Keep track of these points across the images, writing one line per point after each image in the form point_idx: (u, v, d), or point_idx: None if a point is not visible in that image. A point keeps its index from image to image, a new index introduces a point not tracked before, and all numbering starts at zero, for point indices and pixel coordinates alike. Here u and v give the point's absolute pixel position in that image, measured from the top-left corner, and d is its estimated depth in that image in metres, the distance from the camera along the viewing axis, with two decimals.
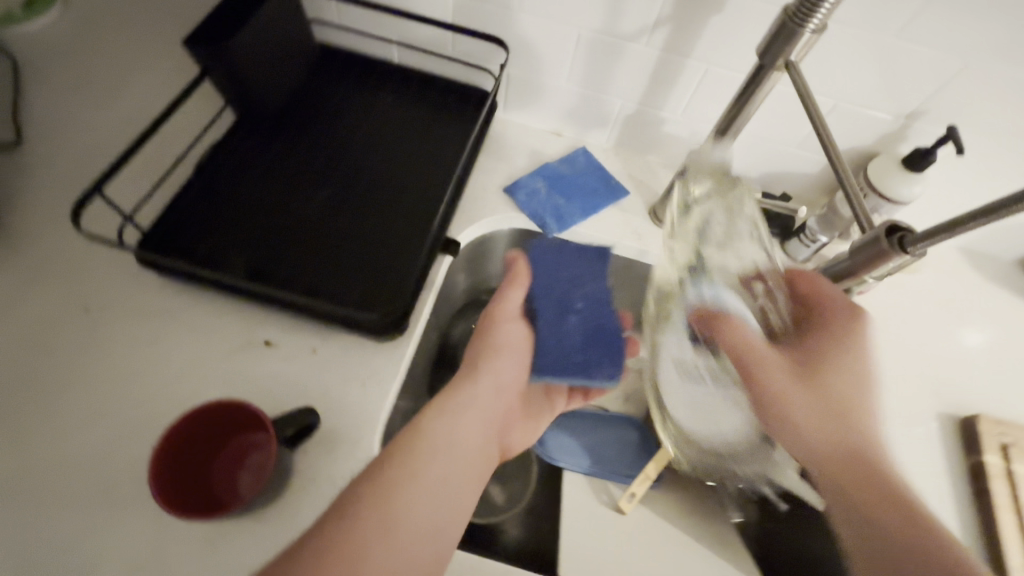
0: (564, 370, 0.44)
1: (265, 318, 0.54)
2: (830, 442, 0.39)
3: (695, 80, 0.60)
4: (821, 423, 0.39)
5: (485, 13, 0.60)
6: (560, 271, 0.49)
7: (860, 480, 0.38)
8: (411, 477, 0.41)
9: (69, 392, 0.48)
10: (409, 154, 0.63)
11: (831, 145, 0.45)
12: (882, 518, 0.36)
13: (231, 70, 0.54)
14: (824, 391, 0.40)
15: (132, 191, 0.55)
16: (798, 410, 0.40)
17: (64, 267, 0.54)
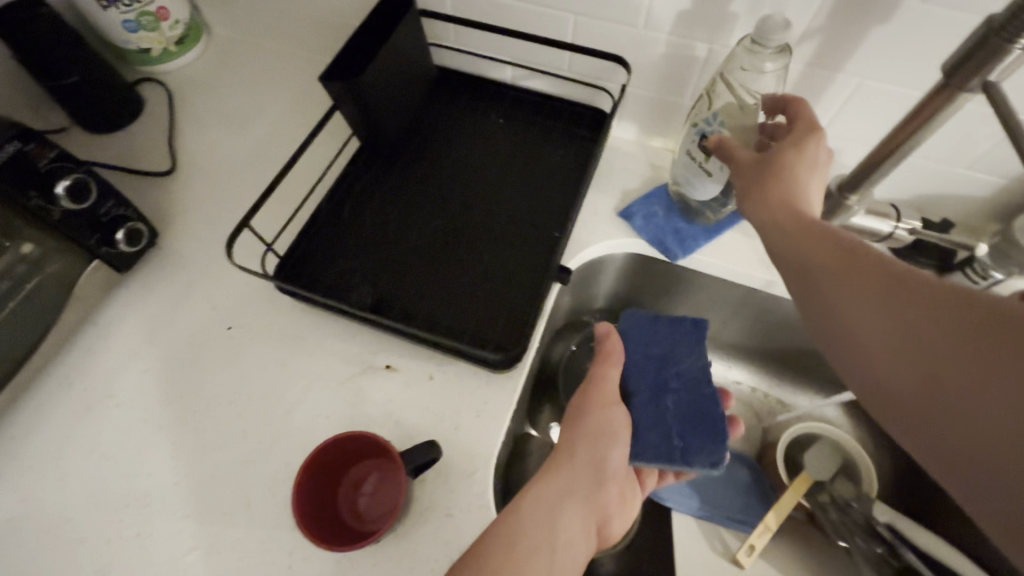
0: (663, 450, 0.51)
1: (385, 344, 0.55)
2: (777, 212, 0.42)
3: (845, 96, 0.53)
4: (780, 204, 0.42)
5: (610, 35, 0.58)
6: (651, 349, 0.58)
7: (816, 250, 0.38)
8: (519, 527, 0.44)
9: (220, 407, 0.53)
10: (521, 180, 0.62)
11: None
12: (838, 296, 0.36)
13: (361, 104, 0.55)
14: (783, 175, 0.43)
15: (271, 220, 0.59)
16: (767, 199, 0.43)
17: (213, 288, 0.59)
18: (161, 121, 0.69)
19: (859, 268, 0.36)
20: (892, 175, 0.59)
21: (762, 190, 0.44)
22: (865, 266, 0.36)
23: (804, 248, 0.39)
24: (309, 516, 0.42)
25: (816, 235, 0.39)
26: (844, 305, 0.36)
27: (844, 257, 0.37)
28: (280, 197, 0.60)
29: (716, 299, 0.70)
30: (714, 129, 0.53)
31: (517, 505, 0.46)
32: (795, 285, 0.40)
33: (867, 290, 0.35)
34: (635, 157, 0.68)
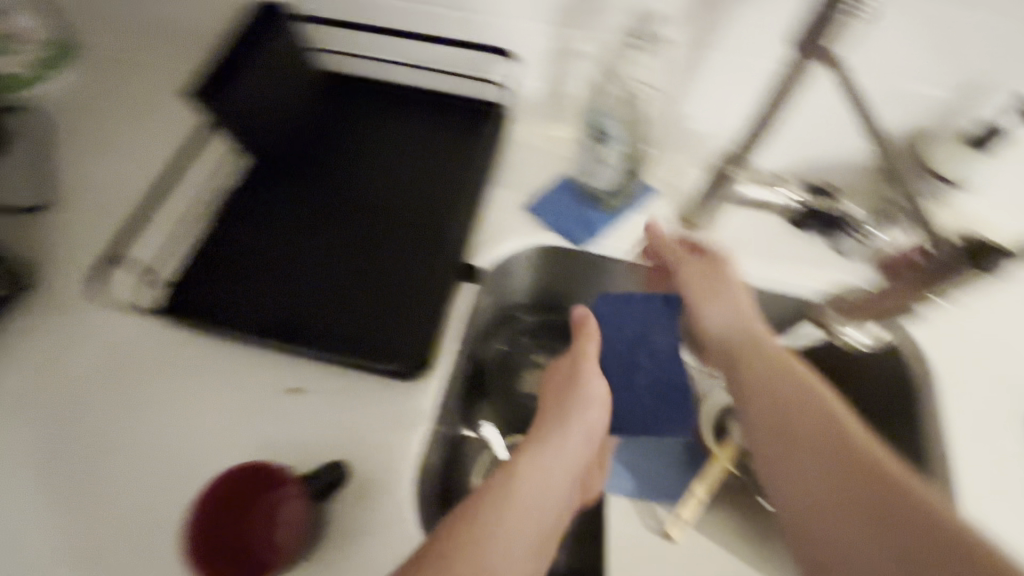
0: (638, 433, 0.49)
1: (290, 366, 0.53)
2: (735, 368, 0.47)
3: (722, 72, 0.55)
4: (712, 334, 0.51)
5: (498, 29, 0.58)
6: (624, 330, 0.53)
7: (782, 393, 0.42)
8: (505, 521, 0.42)
9: (109, 459, 0.48)
10: (422, 183, 0.61)
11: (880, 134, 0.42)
12: (804, 449, 0.39)
13: (238, 118, 0.53)
14: (747, 351, 0.47)
15: (148, 248, 0.55)
16: (699, 319, 0.52)
17: (94, 329, 0.54)
18: (26, 150, 0.64)
19: (848, 458, 0.37)
20: (772, 143, 0.60)
21: (738, 369, 0.46)
22: (862, 466, 0.37)
23: (781, 396, 0.42)
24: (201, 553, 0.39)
25: (804, 411, 0.41)
26: (825, 500, 0.37)
27: (834, 443, 0.38)
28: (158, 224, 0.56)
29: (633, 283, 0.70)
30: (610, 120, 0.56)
31: (504, 494, 0.44)
32: (769, 452, 0.41)
33: (854, 484, 0.36)
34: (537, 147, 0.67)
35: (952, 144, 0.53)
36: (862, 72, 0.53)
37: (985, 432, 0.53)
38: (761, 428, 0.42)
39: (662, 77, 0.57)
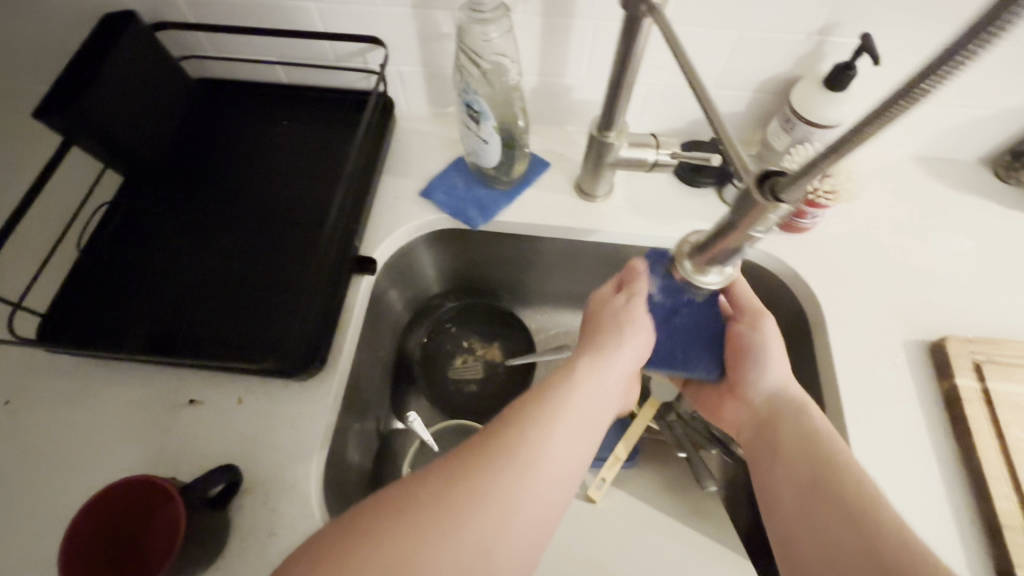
0: (672, 359, 0.48)
1: (184, 379, 0.53)
2: (762, 411, 0.50)
3: (588, 39, 0.57)
4: (756, 390, 0.51)
5: (357, 18, 0.57)
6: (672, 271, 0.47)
7: (802, 472, 0.44)
8: (531, 451, 0.36)
9: (11, 493, 0.48)
10: (306, 180, 0.60)
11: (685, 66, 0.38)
12: (809, 509, 0.42)
13: (93, 132, 0.51)
14: (784, 411, 0.49)
15: (16, 278, 0.55)
16: (750, 376, 0.52)
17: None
18: None
19: (818, 480, 0.42)
20: (640, 105, 0.63)
21: (769, 422, 0.49)
22: (823, 482, 0.42)
23: (792, 447, 0.46)
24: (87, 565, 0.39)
25: (795, 443, 0.46)
26: (795, 501, 0.43)
27: (807, 469, 0.44)
28: (17, 254, 0.56)
29: (545, 260, 0.71)
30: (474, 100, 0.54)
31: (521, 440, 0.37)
32: (756, 467, 0.48)
33: (814, 495, 0.42)
34: (432, 132, 0.68)
35: (812, 86, 0.56)
36: (708, 34, 0.55)
37: (868, 356, 0.55)
38: (768, 454, 0.48)
39: (534, 49, 0.58)
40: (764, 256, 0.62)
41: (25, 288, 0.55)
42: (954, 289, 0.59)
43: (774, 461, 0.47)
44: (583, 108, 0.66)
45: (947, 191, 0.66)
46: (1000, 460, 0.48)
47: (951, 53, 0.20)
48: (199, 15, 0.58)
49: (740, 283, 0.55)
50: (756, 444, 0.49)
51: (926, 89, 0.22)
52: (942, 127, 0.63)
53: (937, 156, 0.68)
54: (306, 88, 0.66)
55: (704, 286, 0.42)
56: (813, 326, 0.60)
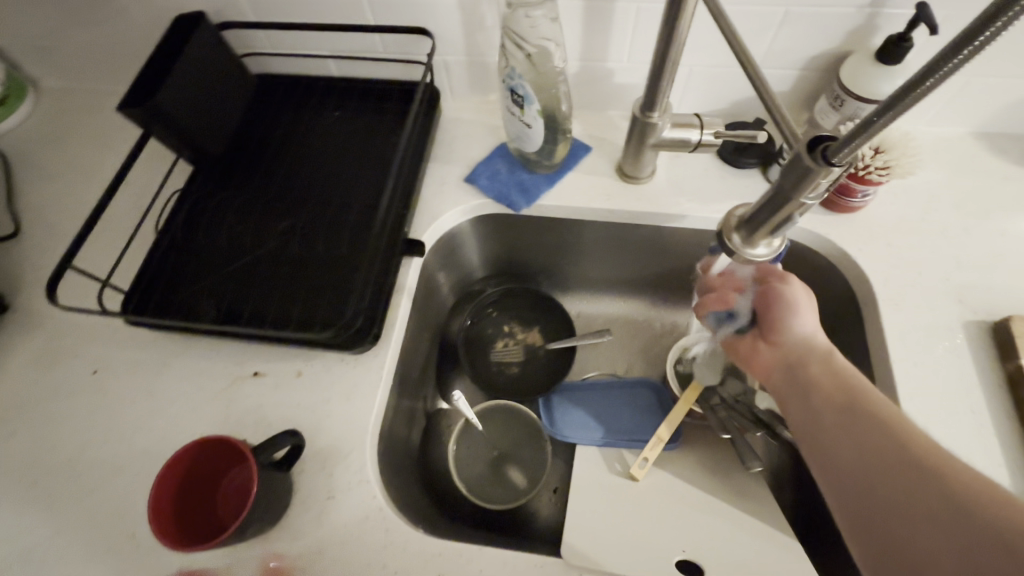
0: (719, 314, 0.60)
1: (251, 351, 0.57)
2: (790, 355, 0.50)
3: (631, 22, 0.57)
4: (787, 338, 0.51)
5: (406, 9, 0.59)
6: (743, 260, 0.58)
7: (833, 413, 0.44)
8: None
9: (104, 451, 0.53)
10: (356, 165, 0.64)
11: (735, 38, 0.39)
12: (843, 448, 0.42)
13: (171, 124, 0.56)
14: (814, 357, 0.48)
15: (101, 260, 0.60)
16: (782, 326, 0.51)
17: (83, 341, 0.59)
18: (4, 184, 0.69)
19: (852, 411, 0.43)
20: (683, 86, 0.63)
21: (797, 365, 0.49)
22: (854, 419, 0.43)
23: (822, 390, 0.46)
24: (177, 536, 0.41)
25: (827, 387, 0.46)
26: (835, 446, 0.43)
27: (839, 404, 0.44)
28: (102, 238, 0.62)
29: (585, 244, 0.72)
30: (518, 83, 0.55)
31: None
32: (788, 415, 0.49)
33: (850, 425, 0.43)
34: (476, 120, 0.70)
35: (863, 60, 0.54)
36: (755, 12, 0.55)
37: (923, 336, 0.54)
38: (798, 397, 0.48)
39: (577, 33, 0.59)
40: (811, 236, 0.61)
41: (109, 268, 0.60)
42: (1017, 269, 0.56)
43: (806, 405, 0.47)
44: (624, 91, 0.66)
45: (1011, 168, 0.63)
46: None
47: None
48: (261, 13, 0.62)
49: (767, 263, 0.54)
50: (786, 392, 0.49)
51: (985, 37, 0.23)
52: (1006, 103, 0.61)
53: (999, 131, 0.65)
54: (358, 79, 0.69)
55: (753, 259, 0.42)
56: (864, 307, 0.58)
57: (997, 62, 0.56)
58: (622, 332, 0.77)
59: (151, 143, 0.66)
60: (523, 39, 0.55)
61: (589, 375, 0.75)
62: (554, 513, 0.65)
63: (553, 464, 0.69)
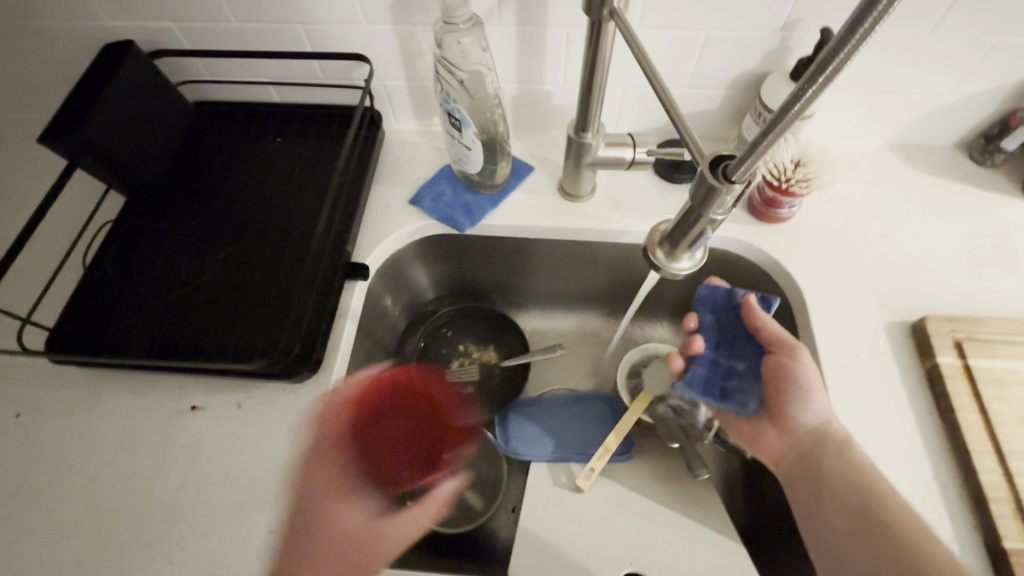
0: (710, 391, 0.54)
1: (188, 385, 0.55)
2: (808, 443, 0.52)
3: (563, 47, 0.59)
4: (801, 420, 0.52)
5: (343, 36, 0.60)
6: (722, 321, 0.57)
7: (847, 509, 0.47)
8: None
9: (31, 496, 0.51)
10: (298, 192, 0.63)
11: (648, 64, 0.41)
12: (856, 548, 0.45)
13: (99, 153, 0.55)
14: (829, 445, 0.50)
15: (25, 296, 0.58)
16: (792, 406, 0.52)
17: (6, 382, 0.56)
18: None
19: (867, 517, 0.45)
20: (617, 107, 0.65)
21: (814, 457, 0.51)
22: (870, 520, 0.45)
23: (839, 486, 0.48)
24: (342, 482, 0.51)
25: (842, 483, 0.48)
26: (848, 544, 0.46)
27: (854, 511, 0.46)
28: (29, 272, 0.60)
29: (534, 262, 0.73)
30: (453, 106, 0.56)
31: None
32: (798, 500, 0.51)
33: (861, 526, 0.45)
34: (419, 143, 0.71)
35: (780, 80, 0.58)
36: (677, 36, 0.57)
37: (850, 340, 0.56)
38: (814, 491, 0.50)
39: (513, 57, 0.61)
40: (745, 247, 0.63)
41: (31, 305, 0.57)
42: (932, 270, 0.60)
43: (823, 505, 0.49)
44: (562, 112, 0.68)
45: (923, 177, 0.67)
46: (984, 436, 0.49)
47: (869, 9, 0.24)
48: (194, 41, 0.62)
49: (770, 322, 0.53)
50: (801, 478, 0.51)
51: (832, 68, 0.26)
52: (913, 116, 0.65)
53: (911, 143, 0.69)
54: (299, 106, 0.69)
55: (678, 273, 0.44)
56: (797, 313, 0.61)
57: (902, 79, 0.61)
58: (576, 347, 0.78)
59: (81, 173, 0.64)
60: (457, 64, 0.56)
61: (544, 391, 0.75)
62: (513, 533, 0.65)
63: (510, 483, 0.69)
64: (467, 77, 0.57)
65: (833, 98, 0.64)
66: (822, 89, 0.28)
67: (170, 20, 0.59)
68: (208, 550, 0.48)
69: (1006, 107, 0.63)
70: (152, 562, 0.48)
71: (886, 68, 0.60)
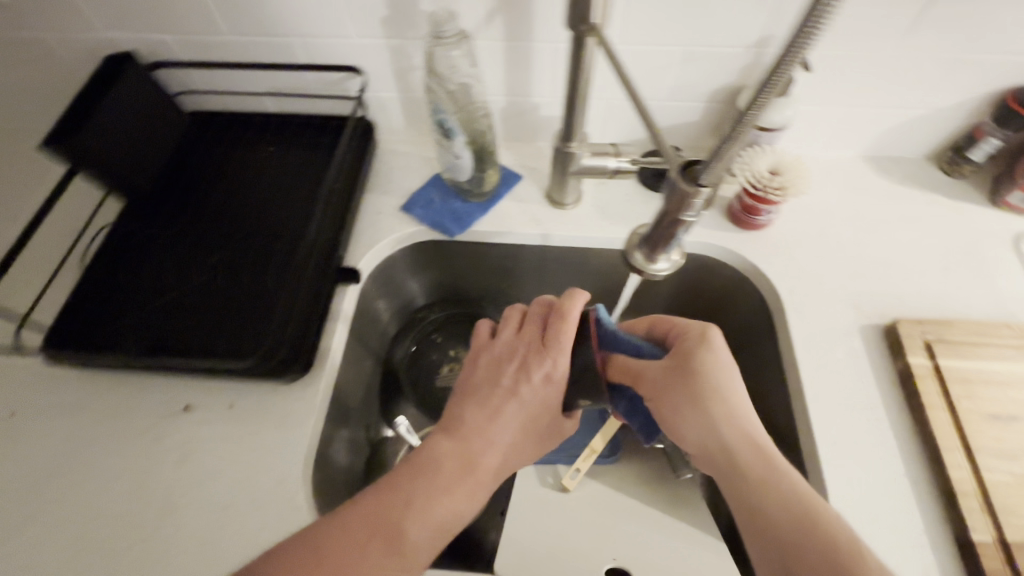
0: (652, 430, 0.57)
1: (182, 386, 0.56)
2: (715, 452, 0.42)
3: (548, 61, 0.62)
4: (685, 433, 0.44)
5: (337, 49, 0.62)
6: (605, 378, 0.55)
7: (767, 523, 0.38)
8: None
9: (19, 495, 0.51)
10: (290, 198, 0.65)
11: (625, 77, 0.43)
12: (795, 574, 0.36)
13: (96, 159, 0.56)
14: (728, 449, 0.42)
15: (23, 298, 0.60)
16: (672, 423, 0.45)
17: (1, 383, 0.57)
18: None
19: (796, 530, 0.37)
20: (602, 118, 0.68)
21: (730, 470, 0.41)
22: (795, 536, 0.37)
23: (752, 497, 0.40)
24: (472, 424, 0.49)
25: (758, 496, 0.39)
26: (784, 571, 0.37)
27: (778, 526, 0.38)
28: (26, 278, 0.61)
29: (522, 268, 0.75)
30: (442, 116, 0.58)
31: (446, 486, 0.44)
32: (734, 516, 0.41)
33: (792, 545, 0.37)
34: (411, 153, 0.73)
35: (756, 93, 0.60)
36: (658, 51, 0.60)
37: (826, 343, 0.58)
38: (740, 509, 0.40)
39: (501, 69, 0.63)
40: (726, 253, 0.66)
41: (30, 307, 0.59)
42: (905, 276, 0.62)
43: (753, 517, 0.39)
44: (549, 124, 0.71)
45: (896, 187, 0.70)
46: (953, 433, 0.51)
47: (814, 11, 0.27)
48: (193, 54, 0.64)
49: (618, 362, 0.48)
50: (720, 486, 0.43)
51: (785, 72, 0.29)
52: (884, 129, 0.68)
53: (883, 155, 0.72)
54: (294, 117, 0.71)
55: (656, 275, 0.46)
56: (776, 318, 0.63)
57: (872, 92, 0.64)
58: None
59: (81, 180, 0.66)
60: (448, 76, 0.58)
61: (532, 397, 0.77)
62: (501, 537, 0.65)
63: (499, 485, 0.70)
64: (458, 87, 0.60)
65: (806, 111, 0.67)
66: (773, 97, 0.31)
67: (170, 33, 0.61)
68: (199, 545, 0.49)
69: (972, 120, 0.66)
70: (139, 558, 0.48)
71: (856, 81, 0.63)
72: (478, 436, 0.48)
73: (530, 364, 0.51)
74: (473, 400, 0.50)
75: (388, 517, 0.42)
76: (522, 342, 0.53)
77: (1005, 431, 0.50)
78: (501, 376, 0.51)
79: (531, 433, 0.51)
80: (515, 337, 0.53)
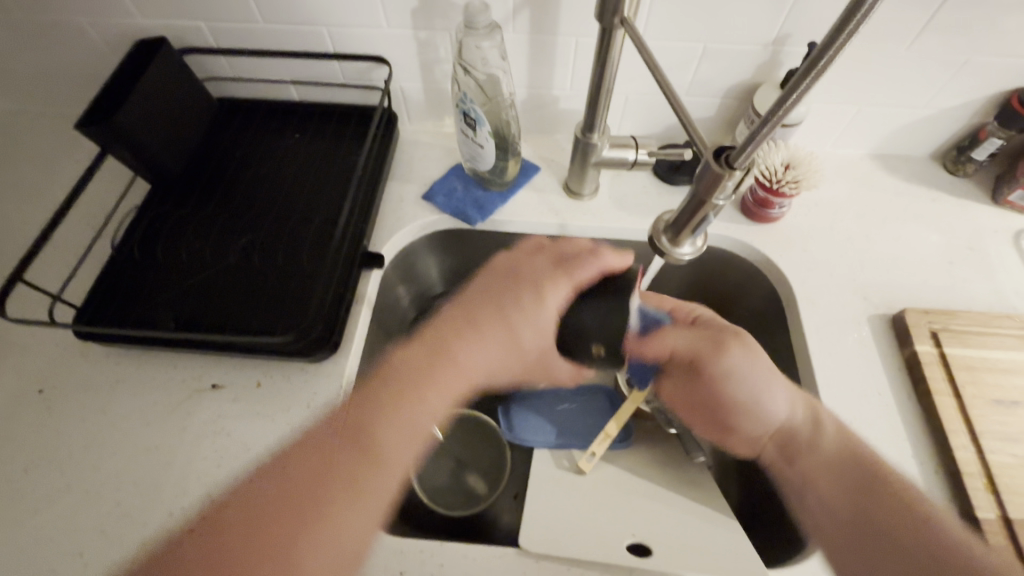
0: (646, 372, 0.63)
1: (209, 363, 0.57)
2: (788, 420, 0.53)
3: (571, 54, 0.64)
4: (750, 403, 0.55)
5: (365, 39, 0.63)
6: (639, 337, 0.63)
7: (834, 463, 0.49)
8: None
9: (51, 465, 0.53)
10: (317, 183, 0.66)
11: (655, 66, 0.45)
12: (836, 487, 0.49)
13: (128, 141, 0.57)
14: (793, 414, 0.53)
15: (53, 275, 0.61)
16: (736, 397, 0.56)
17: (30, 358, 0.58)
18: None
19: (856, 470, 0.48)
20: (621, 112, 0.69)
21: (801, 431, 0.52)
22: (842, 464, 0.49)
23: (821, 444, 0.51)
24: (460, 324, 0.50)
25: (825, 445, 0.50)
26: (842, 494, 0.48)
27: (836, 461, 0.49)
28: (53, 255, 0.62)
29: None
30: (468, 106, 0.59)
31: (416, 392, 0.45)
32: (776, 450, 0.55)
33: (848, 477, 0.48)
34: (432, 143, 0.74)
35: (772, 90, 0.63)
36: (679, 46, 0.62)
37: (837, 331, 0.60)
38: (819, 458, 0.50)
39: (525, 62, 0.65)
40: (739, 244, 0.68)
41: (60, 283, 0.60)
42: (911, 269, 0.65)
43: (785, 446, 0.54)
44: (569, 116, 0.73)
45: (902, 183, 0.72)
46: (958, 417, 0.53)
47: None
48: (220, 41, 0.65)
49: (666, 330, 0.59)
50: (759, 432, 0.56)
51: (825, 60, 0.30)
52: (892, 127, 0.71)
53: (890, 153, 0.75)
54: (317, 105, 0.72)
55: (681, 258, 0.47)
56: (788, 307, 0.65)
57: (882, 91, 0.66)
58: None
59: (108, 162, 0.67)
60: (474, 66, 0.60)
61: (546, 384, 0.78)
62: (514, 519, 0.66)
63: (515, 469, 0.71)
64: (484, 78, 0.61)
65: (819, 109, 0.69)
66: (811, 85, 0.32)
67: (201, 19, 0.62)
68: None
69: (978, 121, 0.68)
70: (171, 527, 0.50)
71: (867, 80, 0.65)
72: (458, 342, 0.49)
73: (527, 274, 0.54)
74: (466, 303, 0.52)
75: (360, 425, 0.44)
76: (530, 258, 0.56)
77: (1007, 416, 0.52)
78: (498, 283, 0.54)
79: (512, 352, 0.51)
80: (526, 253, 0.57)
